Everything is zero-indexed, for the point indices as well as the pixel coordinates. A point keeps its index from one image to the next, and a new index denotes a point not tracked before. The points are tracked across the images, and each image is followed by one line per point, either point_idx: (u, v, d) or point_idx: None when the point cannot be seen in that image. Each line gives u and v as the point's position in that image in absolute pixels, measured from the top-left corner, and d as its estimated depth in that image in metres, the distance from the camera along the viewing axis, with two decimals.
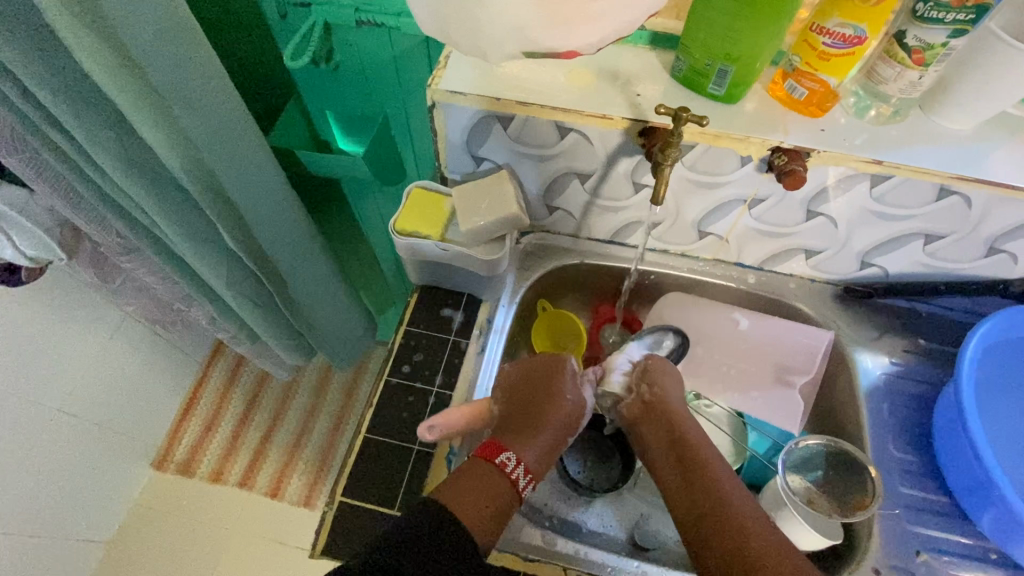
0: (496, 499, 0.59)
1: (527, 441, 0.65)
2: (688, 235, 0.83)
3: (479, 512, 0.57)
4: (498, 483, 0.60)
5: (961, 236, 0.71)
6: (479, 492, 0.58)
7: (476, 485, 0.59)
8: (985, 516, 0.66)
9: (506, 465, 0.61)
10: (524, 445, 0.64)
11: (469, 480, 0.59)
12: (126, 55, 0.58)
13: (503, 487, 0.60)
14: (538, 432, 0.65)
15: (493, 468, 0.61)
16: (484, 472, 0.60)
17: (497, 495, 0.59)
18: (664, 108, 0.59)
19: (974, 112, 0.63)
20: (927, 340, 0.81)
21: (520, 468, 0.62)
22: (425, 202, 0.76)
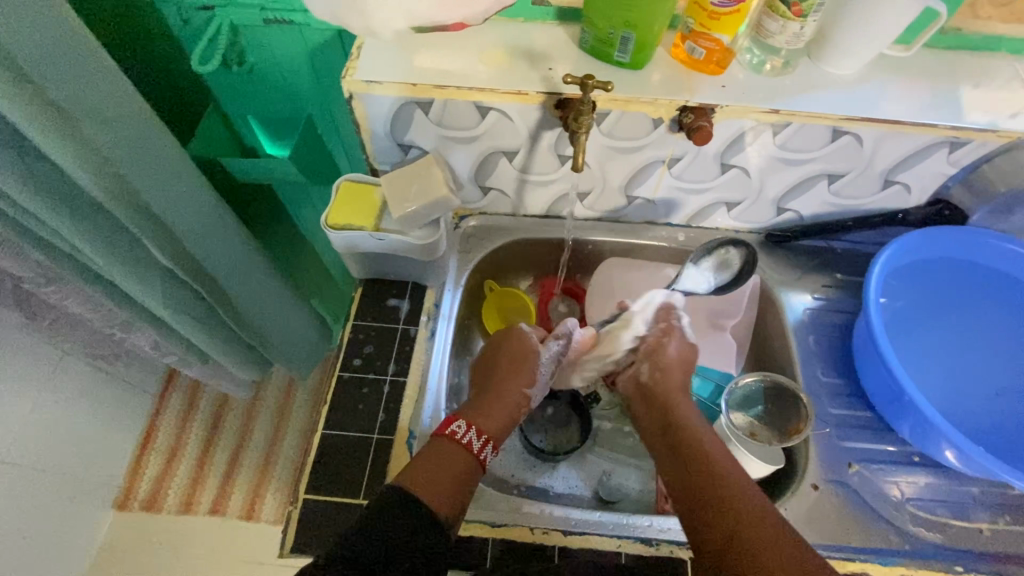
0: (451, 467, 0.61)
1: (483, 410, 0.69)
2: (618, 201, 0.87)
3: (441, 483, 0.59)
4: (453, 450, 0.62)
5: (859, 172, 0.77)
6: (438, 464, 0.61)
7: (432, 457, 0.61)
8: (904, 424, 0.72)
9: (458, 431, 0.64)
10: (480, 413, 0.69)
11: (425, 455, 0.61)
12: (20, 72, 0.56)
13: (457, 452, 0.63)
14: (496, 399, 0.71)
15: (445, 439, 0.63)
16: (438, 444, 0.63)
17: (453, 461, 0.61)
18: (571, 77, 0.62)
19: (855, 56, 0.69)
20: (844, 274, 0.87)
21: (473, 431, 0.64)
22: (355, 194, 0.76)
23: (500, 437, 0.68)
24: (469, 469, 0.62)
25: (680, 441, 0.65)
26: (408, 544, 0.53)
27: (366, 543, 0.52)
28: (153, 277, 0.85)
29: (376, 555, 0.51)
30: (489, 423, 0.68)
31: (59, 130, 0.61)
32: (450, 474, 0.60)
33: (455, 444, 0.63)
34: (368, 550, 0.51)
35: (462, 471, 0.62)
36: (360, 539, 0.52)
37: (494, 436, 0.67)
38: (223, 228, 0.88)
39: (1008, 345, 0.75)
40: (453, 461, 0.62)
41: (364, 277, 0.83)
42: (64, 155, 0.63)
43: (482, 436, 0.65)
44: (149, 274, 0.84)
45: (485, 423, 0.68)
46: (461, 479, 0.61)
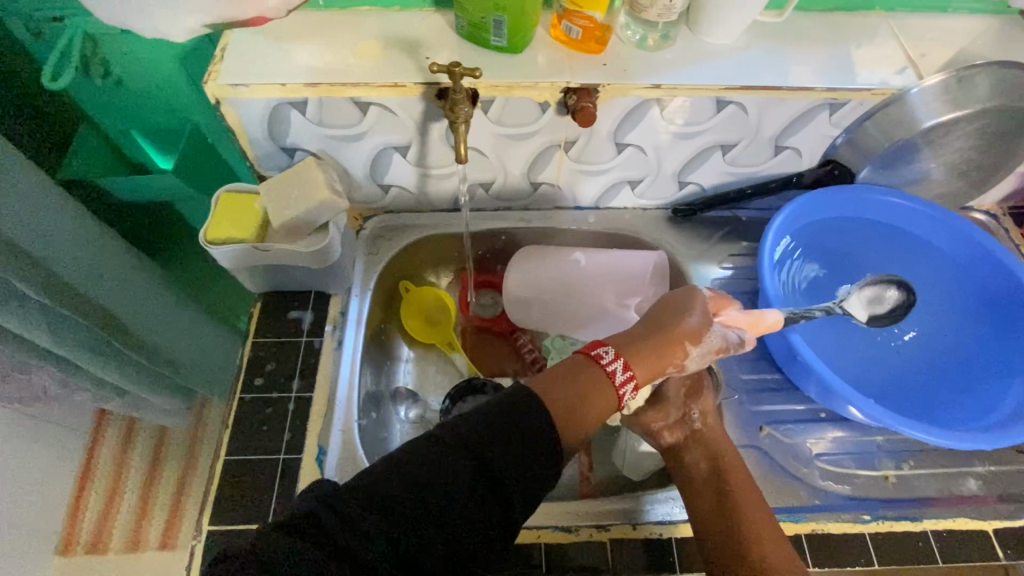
0: (599, 405, 0.55)
1: (654, 351, 0.60)
2: (523, 188, 0.85)
3: (576, 420, 0.54)
4: (597, 377, 0.57)
5: (750, 141, 0.78)
6: (578, 387, 0.55)
7: (579, 386, 0.55)
8: (806, 385, 0.74)
9: (605, 358, 0.58)
10: (653, 356, 0.60)
11: (563, 378, 0.56)
12: None
13: (608, 393, 0.56)
14: (654, 349, 0.60)
15: (597, 371, 0.57)
16: (582, 372, 0.56)
17: (593, 399, 0.55)
18: (437, 66, 0.59)
19: (729, 26, 0.69)
20: (750, 241, 0.89)
21: (619, 360, 0.58)
22: (234, 204, 0.71)
23: (656, 373, 0.60)
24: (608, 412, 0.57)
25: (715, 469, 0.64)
26: (523, 461, 0.49)
27: (488, 438, 0.49)
28: (31, 314, 0.76)
29: (491, 454, 0.49)
30: (650, 369, 0.60)
31: None
32: (584, 417, 0.54)
33: (578, 375, 0.56)
34: (483, 436, 0.49)
35: (602, 393, 0.56)
36: (485, 425, 0.50)
37: (643, 373, 0.59)
38: (105, 247, 0.83)
39: (898, 311, 0.80)
40: (599, 402, 0.55)
41: (263, 291, 0.79)
42: None
43: (629, 370, 0.58)
44: (28, 312, 0.76)
45: (638, 363, 0.59)
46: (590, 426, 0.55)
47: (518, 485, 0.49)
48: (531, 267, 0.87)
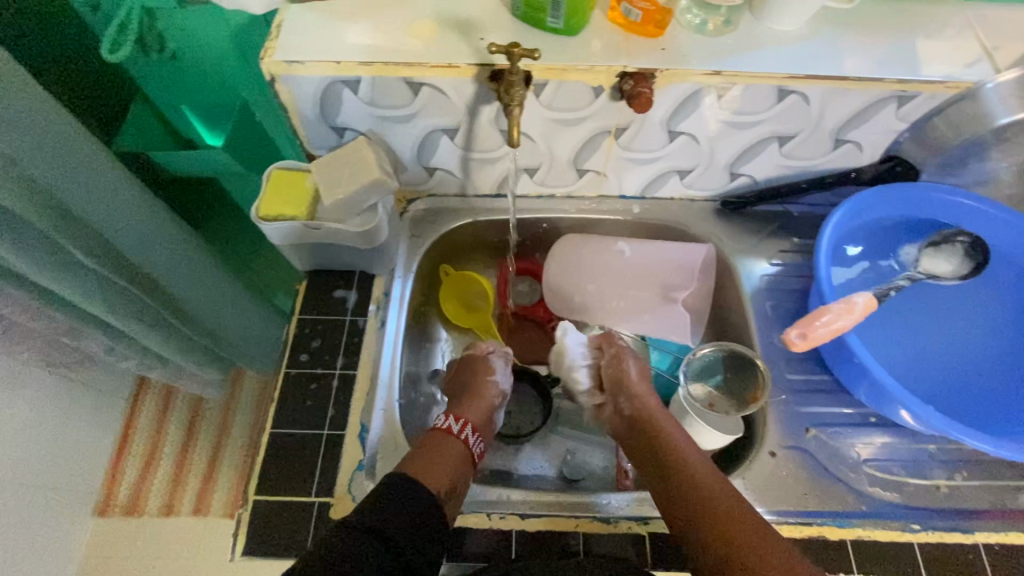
0: (449, 459, 0.66)
1: (465, 405, 0.74)
2: (568, 175, 0.83)
3: (431, 471, 0.63)
4: (453, 444, 0.68)
5: (809, 132, 0.75)
6: (437, 454, 0.66)
7: (431, 450, 0.66)
8: (857, 386, 0.72)
9: (440, 424, 0.70)
10: (464, 407, 0.74)
11: (423, 449, 0.66)
12: None
13: (457, 444, 0.68)
14: (471, 397, 0.75)
15: (449, 436, 0.69)
16: (429, 440, 0.68)
17: (449, 449, 0.67)
18: (496, 46, 0.58)
19: (796, 10, 0.67)
20: (801, 238, 0.86)
21: (464, 425, 0.71)
22: (286, 182, 0.72)
23: (486, 431, 0.74)
24: (465, 466, 0.67)
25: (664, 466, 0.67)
26: (417, 532, 0.57)
27: (386, 513, 0.57)
28: (85, 281, 0.81)
29: (394, 531, 0.56)
30: (474, 411, 0.74)
31: None
32: (448, 468, 0.64)
33: (451, 444, 0.68)
34: (384, 518, 0.56)
35: (459, 459, 0.67)
36: (388, 508, 0.57)
37: (483, 429, 0.73)
38: (162, 225, 0.85)
39: (961, 312, 0.76)
40: (449, 455, 0.66)
41: (308, 269, 0.80)
42: None
43: (474, 431, 0.71)
44: (82, 279, 0.80)
45: (470, 411, 0.73)
46: (451, 474, 0.64)
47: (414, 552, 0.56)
48: (572, 256, 0.86)
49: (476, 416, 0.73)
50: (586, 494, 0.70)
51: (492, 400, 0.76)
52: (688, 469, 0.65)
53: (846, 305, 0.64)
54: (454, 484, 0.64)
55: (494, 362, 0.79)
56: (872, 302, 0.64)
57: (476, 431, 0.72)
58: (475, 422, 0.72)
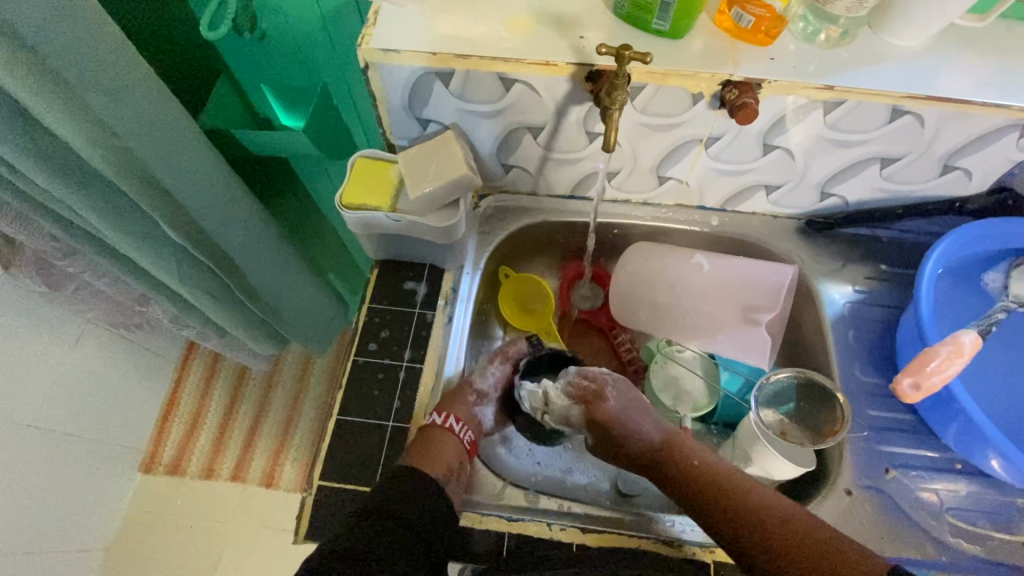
0: (444, 452, 0.66)
1: (445, 398, 0.72)
2: (648, 182, 0.81)
3: (427, 463, 0.65)
4: (447, 440, 0.68)
5: (916, 156, 0.71)
6: (431, 451, 0.66)
7: (426, 446, 0.66)
8: (948, 430, 0.68)
9: (438, 421, 0.69)
10: (449, 402, 0.71)
11: (418, 445, 0.67)
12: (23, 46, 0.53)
13: (452, 439, 0.68)
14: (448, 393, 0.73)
15: (439, 431, 0.68)
16: (423, 436, 0.68)
17: (445, 445, 0.67)
18: (605, 47, 0.56)
19: (923, 26, 0.62)
20: (889, 265, 0.82)
21: (450, 418, 0.69)
22: (371, 170, 0.73)
23: (475, 417, 0.73)
24: (460, 456, 0.68)
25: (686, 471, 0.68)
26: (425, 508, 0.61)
27: (395, 495, 0.61)
28: (165, 252, 0.83)
29: (405, 511, 0.60)
30: (462, 407, 0.72)
31: (64, 103, 0.58)
32: (444, 459, 0.66)
33: (444, 438, 0.67)
34: (392, 502, 0.60)
35: (454, 452, 0.67)
36: (393, 494, 0.61)
37: (470, 418, 0.71)
38: (242, 208, 0.86)
39: None
40: (443, 448, 0.67)
41: (379, 258, 0.80)
42: (70, 130, 0.61)
43: (461, 422, 0.70)
44: (162, 251, 0.83)
45: (456, 403, 0.71)
46: (448, 460, 0.66)
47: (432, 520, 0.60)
48: (644, 266, 0.83)
49: (463, 411, 0.71)
50: (649, 514, 0.69)
51: (470, 399, 0.73)
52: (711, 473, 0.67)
53: (954, 347, 0.61)
54: (451, 469, 0.66)
55: (478, 368, 0.76)
56: (979, 343, 0.61)
57: (467, 424, 0.71)
58: (467, 418, 0.71)
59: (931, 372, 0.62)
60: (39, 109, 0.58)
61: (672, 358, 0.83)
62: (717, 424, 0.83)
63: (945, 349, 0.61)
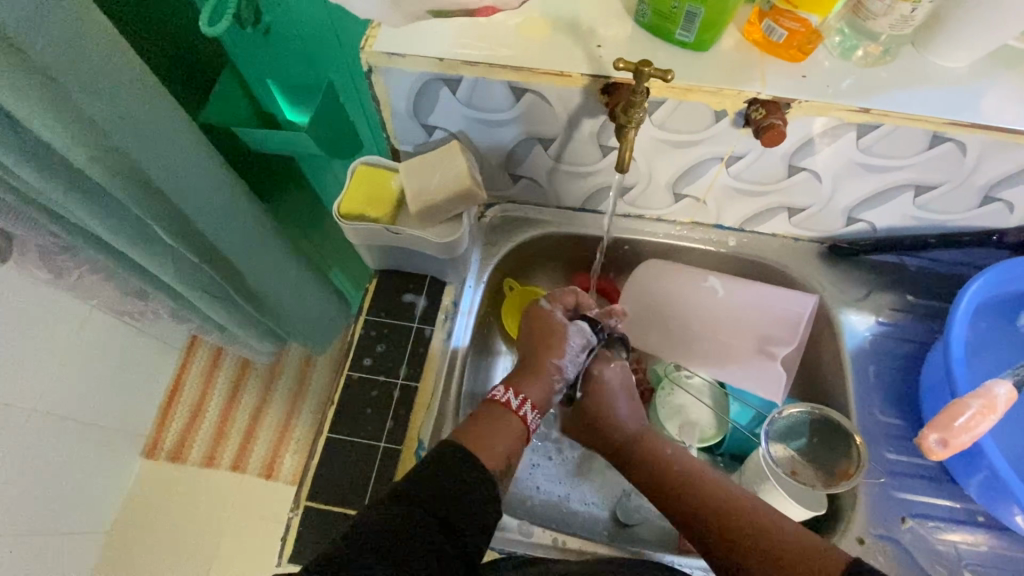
0: (501, 436, 0.59)
1: (525, 376, 0.65)
2: (663, 199, 0.76)
3: (483, 449, 0.57)
4: (511, 423, 0.60)
5: (955, 186, 0.66)
6: (486, 433, 0.58)
7: (487, 426, 0.59)
8: (972, 481, 0.64)
9: (498, 396, 0.62)
10: (526, 380, 0.64)
11: (477, 421, 0.60)
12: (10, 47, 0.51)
13: (515, 422, 0.61)
14: (537, 368, 0.65)
15: (505, 412, 0.61)
16: (486, 414, 0.61)
17: (509, 427, 0.60)
18: (624, 62, 0.52)
19: (972, 47, 0.57)
20: (916, 296, 0.77)
21: (523, 401, 0.62)
22: (371, 179, 0.74)
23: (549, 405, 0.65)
24: (519, 442, 0.60)
25: (664, 481, 0.62)
26: (461, 497, 0.51)
27: (423, 488, 0.51)
28: (160, 251, 0.81)
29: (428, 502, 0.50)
30: (536, 390, 0.64)
31: (52, 104, 0.56)
32: (503, 441, 0.59)
33: (501, 420, 0.60)
34: (414, 487, 0.51)
35: (512, 441, 0.60)
36: (423, 484, 0.51)
37: (543, 406, 0.64)
38: (241, 208, 0.83)
39: None
40: (501, 430, 0.59)
41: (380, 268, 0.78)
42: (57, 132, 0.59)
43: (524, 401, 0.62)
44: (159, 251, 0.81)
45: (531, 385, 0.64)
46: (505, 448, 0.58)
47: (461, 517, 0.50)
48: (654, 286, 0.80)
49: (538, 393, 0.64)
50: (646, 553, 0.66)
51: (553, 380, 0.65)
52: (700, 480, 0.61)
53: (987, 403, 0.57)
54: (510, 459, 0.58)
55: (565, 341, 0.66)
56: (1013, 397, 0.58)
57: (535, 409, 0.63)
58: (537, 400, 0.63)
59: (962, 429, 0.58)
60: (26, 113, 0.55)
61: (679, 384, 0.80)
62: (723, 456, 0.79)
63: (978, 402, 0.57)
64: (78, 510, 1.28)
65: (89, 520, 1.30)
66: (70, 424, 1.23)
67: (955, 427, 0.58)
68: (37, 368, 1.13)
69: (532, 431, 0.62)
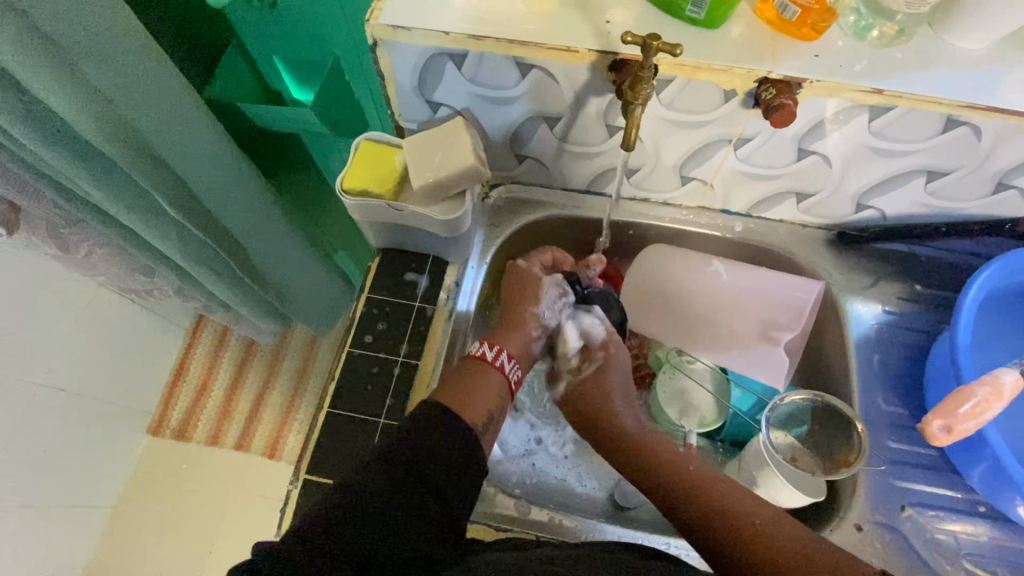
0: (482, 391, 0.60)
1: (501, 333, 0.67)
2: (670, 181, 0.75)
3: (467, 404, 0.57)
4: (491, 378, 0.61)
5: (968, 172, 0.64)
6: (471, 390, 0.59)
7: (466, 383, 0.60)
8: (974, 471, 0.63)
9: (476, 351, 0.64)
10: (503, 335, 0.67)
11: (456, 377, 0.61)
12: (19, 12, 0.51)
13: (494, 375, 0.62)
14: (512, 322, 0.68)
15: (487, 367, 0.62)
16: (465, 369, 0.62)
17: (488, 383, 0.61)
18: (632, 36, 0.51)
19: (991, 28, 0.55)
20: (924, 286, 0.76)
21: (502, 354, 0.64)
22: (375, 156, 0.73)
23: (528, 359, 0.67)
24: (504, 396, 0.62)
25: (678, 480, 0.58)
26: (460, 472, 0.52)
27: (417, 448, 0.51)
28: (164, 226, 0.81)
29: (428, 470, 0.50)
30: (515, 340, 0.66)
31: (59, 73, 0.56)
32: (485, 397, 0.59)
33: (483, 375, 0.61)
34: (406, 452, 0.51)
35: (495, 393, 0.61)
36: (413, 446, 0.51)
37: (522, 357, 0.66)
38: (245, 184, 0.83)
39: None
40: (481, 382, 0.61)
41: (383, 247, 0.78)
42: (64, 100, 0.58)
43: (508, 356, 0.64)
44: (163, 225, 0.81)
45: (509, 339, 0.66)
46: (487, 405, 0.59)
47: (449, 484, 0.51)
48: (658, 270, 0.79)
49: (515, 345, 0.66)
50: (644, 536, 0.66)
51: (531, 331, 0.68)
52: (714, 486, 0.57)
53: (993, 391, 0.57)
54: (491, 412, 0.59)
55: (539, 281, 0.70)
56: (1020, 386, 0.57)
57: (513, 358, 0.65)
58: (515, 349, 0.65)
59: (969, 416, 0.58)
60: (30, 78, 0.55)
61: (680, 370, 0.78)
62: (723, 443, 0.79)
63: (986, 390, 0.57)
64: (86, 484, 1.30)
65: (97, 494, 1.32)
66: (78, 399, 1.25)
67: (959, 413, 0.58)
68: (46, 343, 1.14)
69: (514, 382, 0.64)
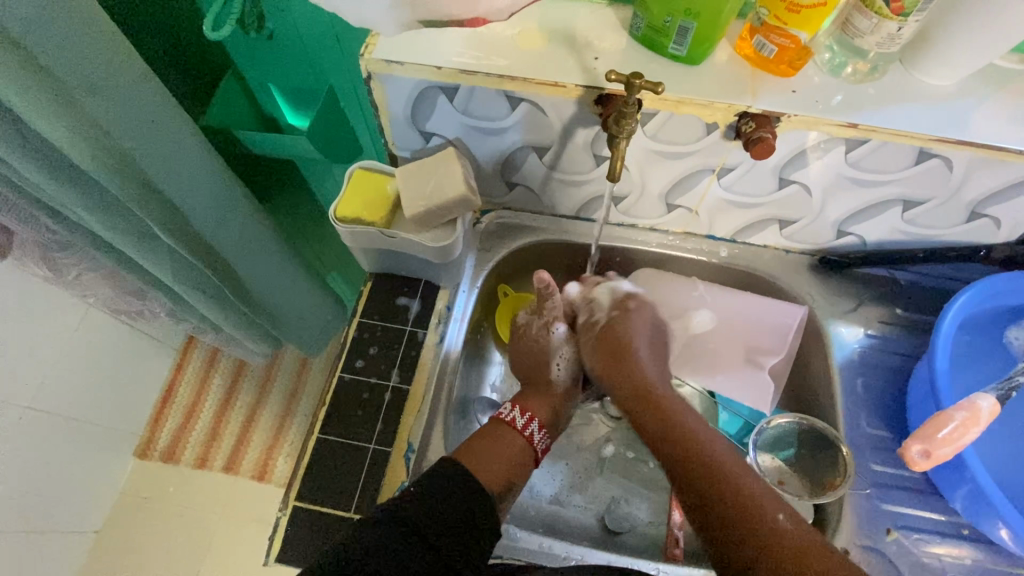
0: (506, 456, 0.63)
1: (530, 397, 0.71)
2: (656, 209, 0.77)
3: (488, 469, 0.60)
4: (514, 440, 0.64)
5: (942, 201, 0.67)
6: (495, 452, 0.62)
7: (490, 444, 0.63)
8: (957, 494, 0.64)
9: (504, 413, 0.67)
10: (530, 402, 0.70)
11: (484, 440, 0.64)
12: (19, 46, 0.53)
13: (520, 441, 0.65)
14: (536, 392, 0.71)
15: (510, 430, 0.65)
16: (492, 431, 0.65)
17: (510, 447, 0.63)
18: (616, 73, 0.53)
19: (958, 66, 0.58)
20: (905, 310, 0.78)
21: (533, 423, 0.67)
22: (367, 183, 0.76)
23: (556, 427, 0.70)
24: (525, 460, 0.64)
25: (688, 456, 0.57)
26: (463, 533, 0.52)
27: (427, 505, 0.53)
28: (159, 252, 0.82)
29: (427, 527, 0.51)
30: (539, 408, 0.69)
31: (59, 106, 0.58)
32: (507, 463, 0.62)
33: (512, 445, 0.64)
34: (420, 515, 0.52)
35: (516, 458, 0.63)
36: (422, 504, 0.52)
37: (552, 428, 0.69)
38: (239, 212, 0.84)
39: None
40: (508, 450, 0.63)
41: (376, 271, 0.80)
42: (62, 132, 0.60)
43: (541, 428, 0.67)
44: (157, 250, 0.82)
45: (536, 406, 0.69)
46: (510, 470, 0.62)
47: (449, 543, 0.51)
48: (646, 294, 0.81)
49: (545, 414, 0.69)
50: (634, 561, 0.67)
51: (558, 401, 0.72)
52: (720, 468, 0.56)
53: (970, 415, 0.58)
54: (512, 480, 0.61)
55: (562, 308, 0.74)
56: (996, 410, 0.59)
57: (542, 427, 0.68)
58: (543, 417, 0.68)
59: (946, 442, 0.59)
60: (28, 112, 0.57)
61: None
62: None
63: (962, 411, 0.59)
64: (71, 508, 1.28)
65: (81, 519, 1.30)
66: (66, 421, 1.23)
67: (941, 434, 0.59)
68: (34, 365, 1.13)
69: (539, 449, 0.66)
